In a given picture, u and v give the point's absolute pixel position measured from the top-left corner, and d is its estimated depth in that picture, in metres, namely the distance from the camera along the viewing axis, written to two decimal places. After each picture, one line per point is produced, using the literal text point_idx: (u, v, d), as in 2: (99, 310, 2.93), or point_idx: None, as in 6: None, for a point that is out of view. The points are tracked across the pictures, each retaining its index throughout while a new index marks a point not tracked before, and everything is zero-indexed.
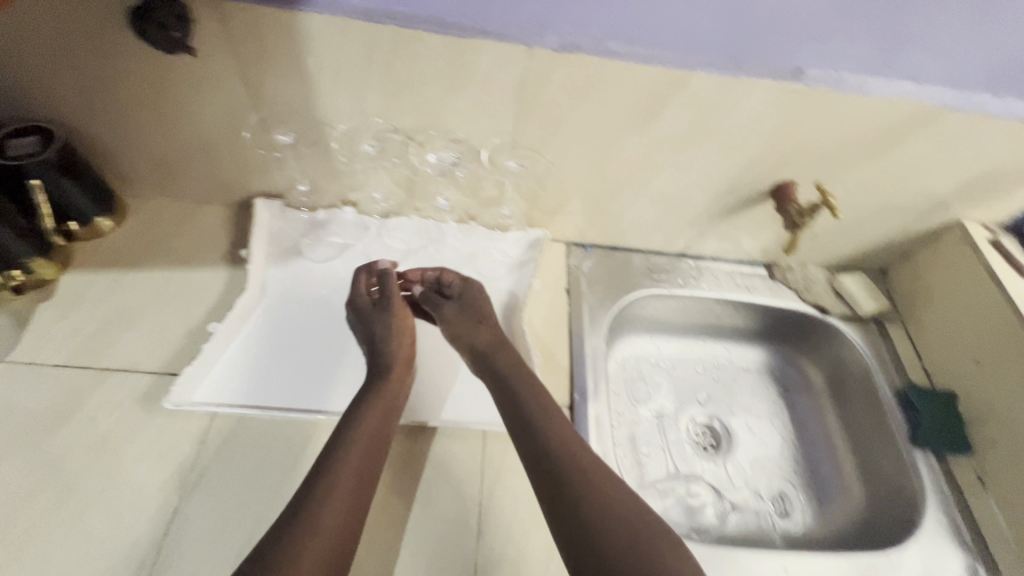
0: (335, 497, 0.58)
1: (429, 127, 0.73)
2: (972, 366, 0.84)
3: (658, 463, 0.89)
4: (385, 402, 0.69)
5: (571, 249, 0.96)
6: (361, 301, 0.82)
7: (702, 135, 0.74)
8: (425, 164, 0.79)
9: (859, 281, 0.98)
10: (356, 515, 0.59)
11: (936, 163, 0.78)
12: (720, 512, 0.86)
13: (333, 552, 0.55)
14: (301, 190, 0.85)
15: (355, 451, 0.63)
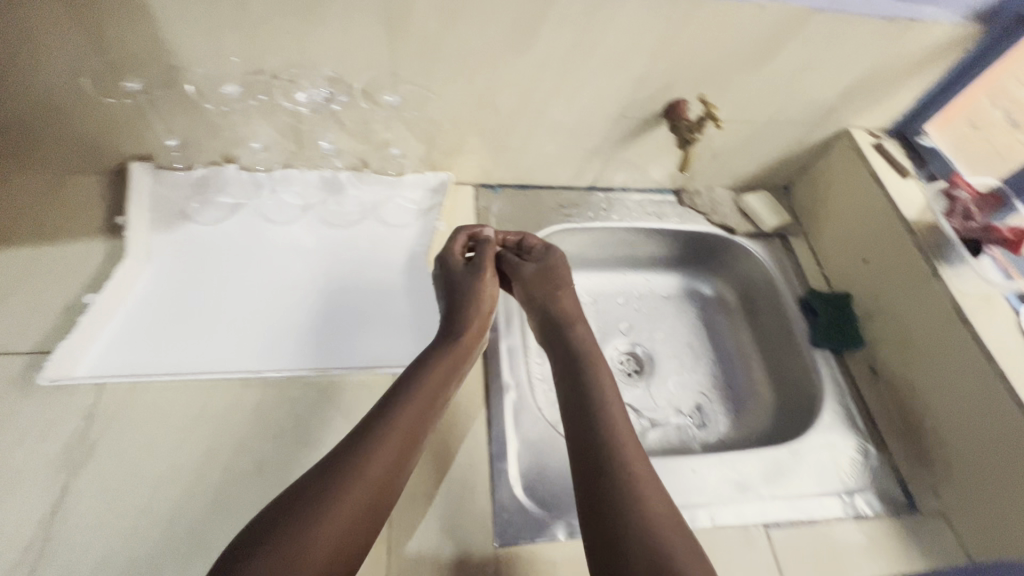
0: (371, 468, 0.55)
1: (299, 65, 0.69)
2: (861, 265, 0.89)
3: None
4: (444, 377, 0.67)
5: (479, 191, 0.95)
6: (453, 261, 0.80)
7: (584, 55, 0.73)
8: (297, 103, 0.75)
9: (762, 198, 1.02)
10: (385, 496, 0.55)
11: (815, 70, 0.80)
12: (641, 429, 0.89)
13: (348, 535, 0.51)
14: (171, 147, 0.79)
15: (405, 423, 0.60)
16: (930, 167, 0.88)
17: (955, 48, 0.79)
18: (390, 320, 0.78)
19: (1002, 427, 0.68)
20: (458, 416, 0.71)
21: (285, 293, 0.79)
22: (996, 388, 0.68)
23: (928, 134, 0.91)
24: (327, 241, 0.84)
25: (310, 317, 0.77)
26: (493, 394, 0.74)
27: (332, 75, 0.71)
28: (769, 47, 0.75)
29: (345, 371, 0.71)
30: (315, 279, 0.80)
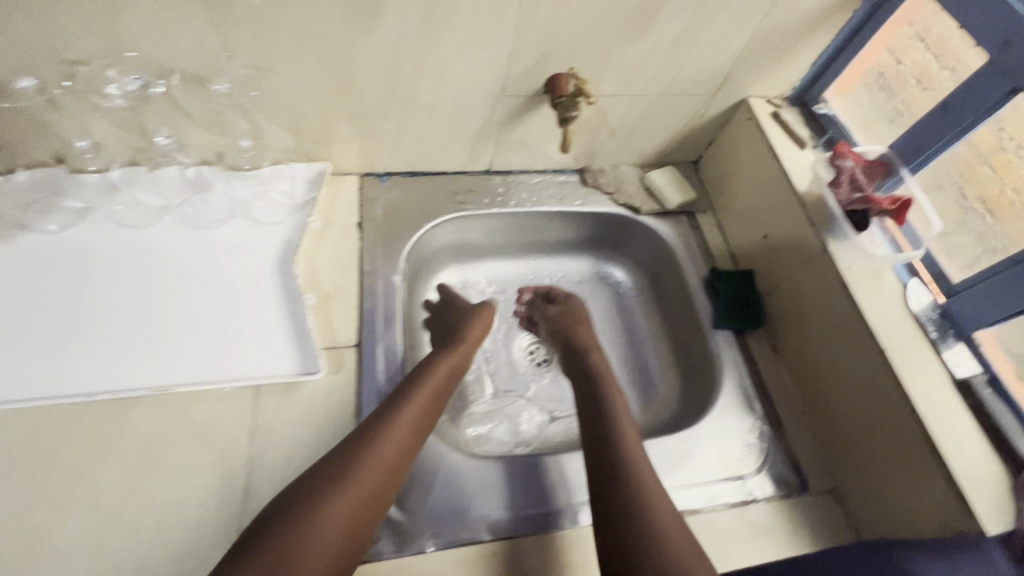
0: (377, 455, 0.59)
1: (118, 53, 0.62)
2: (761, 241, 0.86)
3: (484, 385, 0.89)
4: (447, 375, 0.72)
5: (365, 181, 0.89)
6: (457, 298, 0.85)
7: (443, 29, 0.67)
8: (110, 98, 0.66)
9: (668, 174, 0.97)
10: (388, 480, 0.59)
11: (701, 37, 0.75)
12: (542, 421, 0.87)
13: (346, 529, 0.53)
14: None
15: (413, 412, 0.64)
16: (829, 133, 0.85)
17: (843, 7, 0.75)
18: (250, 325, 0.73)
19: (881, 400, 0.67)
20: (326, 426, 0.67)
21: (134, 301, 0.71)
22: (874, 361, 0.67)
23: (829, 101, 0.86)
24: (183, 244, 0.77)
25: (161, 327, 0.70)
26: (364, 401, 0.69)
27: (135, 56, 0.63)
28: (645, 14, 0.70)
29: (199, 386, 0.66)
30: (168, 284, 0.74)
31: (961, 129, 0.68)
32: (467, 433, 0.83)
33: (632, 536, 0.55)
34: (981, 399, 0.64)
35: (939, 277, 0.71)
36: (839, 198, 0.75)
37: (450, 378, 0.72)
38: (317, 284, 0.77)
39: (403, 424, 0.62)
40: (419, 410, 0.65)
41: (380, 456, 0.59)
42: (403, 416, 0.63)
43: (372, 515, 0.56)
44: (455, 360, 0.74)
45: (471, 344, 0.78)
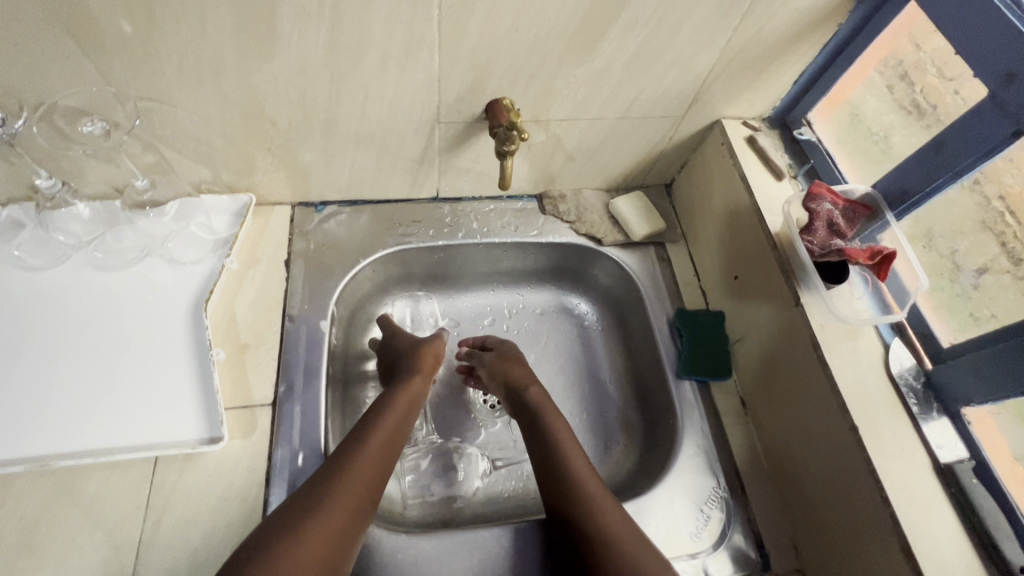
0: (338, 502, 0.54)
1: None
2: (732, 281, 0.78)
3: (427, 431, 0.81)
4: (404, 414, 0.67)
5: (297, 211, 0.81)
6: (401, 335, 0.78)
7: (354, 54, 0.59)
8: None
9: (635, 200, 0.88)
10: (356, 524, 0.54)
11: (661, 57, 0.66)
12: (487, 473, 0.79)
13: (338, 528, 0.53)
14: None
15: (372, 461, 0.59)
16: (812, 161, 0.77)
17: (824, 21, 0.65)
18: (154, 386, 0.65)
19: (852, 483, 0.59)
20: (228, 501, 0.61)
21: (24, 358, 0.64)
22: (847, 439, 0.59)
23: (813, 123, 0.78)
24: (84, 289, 0.69)
25: (53, 389, 0.64)
26: (273, 470, 0.63)
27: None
28: (589, 32, 0.61)
29: (91, 459, 0.60)
30: (63, 337, 0.66)
31: (954, 173, 0.59)
32: (401, 483, 0.75)
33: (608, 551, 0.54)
34: (964, 488, 0.56)
35: (927, 337, 0.64)
36: (812, 244, 0.66)
37: (408, 416, 0.67)
38: (234, 333, 0.71)
39: (360, 474, 0.57)
40: (376, 458, 0.60)
41: (339, 515, 0.53)
42: (359, 467, 0.58)
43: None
44: (410, 396, 0.69)
45: (421, 383, 0.71)
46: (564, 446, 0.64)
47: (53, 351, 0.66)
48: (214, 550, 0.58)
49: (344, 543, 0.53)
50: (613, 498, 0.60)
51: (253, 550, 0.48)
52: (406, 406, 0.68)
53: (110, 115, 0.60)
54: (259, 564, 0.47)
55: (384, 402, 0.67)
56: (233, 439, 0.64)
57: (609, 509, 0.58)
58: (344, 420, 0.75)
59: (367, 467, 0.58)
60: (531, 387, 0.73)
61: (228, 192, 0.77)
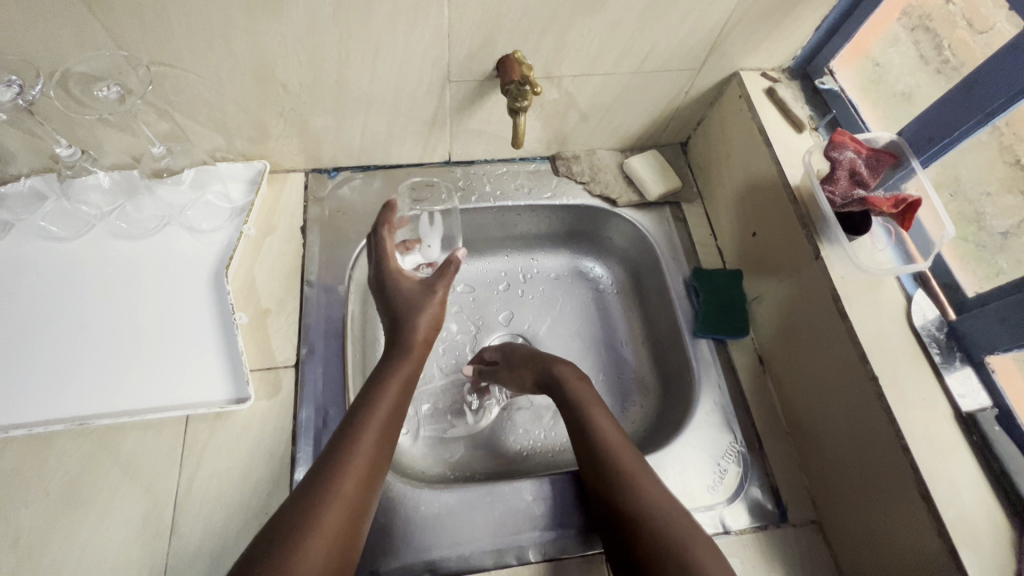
0: (363, 457, 0.55)
1: None
2: (751, 239, 0.77)
3: (446, 381, 0.84)
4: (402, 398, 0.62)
5: (311, 178, 0.81)
6: (399, 280, 0.69)
7: (363, 10, 0.58)
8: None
9: (649, 159, 0.87)
10: (377, 478, 0.56)
11: (677, 4, 0.64)
12: (501, 418, 0.82)
13: (365, 485, 0.54)
14: None
15: (386, 410, 0.59)
16: (834, 112, 0.75)
17: None
18: (181, 350, 0.67)
19: (872, 436, 0.58)
20: (258, 457, 0.63)
21: (56, 325, 0.67)
22: (867, 391, 0.58)
23: (835, 72, 0.76)
24: (109, 258, 0.71)
25: (86, 353, 0.66)
26: (299, 428, 0.65)
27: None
28: None
29: (127, 419, 0.63)
30: (90, 305, 0.68)
31: (986, 114, 0.57)
32: (418, 412, 0.80)
33: (641, 524, 0.55)
34: (986, 436, 0.56)
35: (950, 287, 0.63)
36: (834, 196, 0.64)
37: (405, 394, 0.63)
38: (255, 298, 0.72)
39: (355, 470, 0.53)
40: (374, 447, 0.56)
41: (363, 463, 0.54)
42: (352, 465, 0.54)
43: (362, 526, 0.53)
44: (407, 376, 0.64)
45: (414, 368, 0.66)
46: (587, 411, 0.65)
47: (86, 317, 0.68)
48: (247, 502, 0.60)
49: (368, 496, 0.54)
50: (645, 464, 0.60)
51: (272, 536, 0.48)
52: (405, 382, 0.63)
53: (125, 81, 0.59)
54: (296, 519, 0.49)
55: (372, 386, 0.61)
56: (259, 400, 0.66)
57: (641, 476, 0.59)
58: (364, 365, 0.77)
59: (365, 453, 0.55)
60: (556, 365, 0.71)
61: (242, 159, 0.77)
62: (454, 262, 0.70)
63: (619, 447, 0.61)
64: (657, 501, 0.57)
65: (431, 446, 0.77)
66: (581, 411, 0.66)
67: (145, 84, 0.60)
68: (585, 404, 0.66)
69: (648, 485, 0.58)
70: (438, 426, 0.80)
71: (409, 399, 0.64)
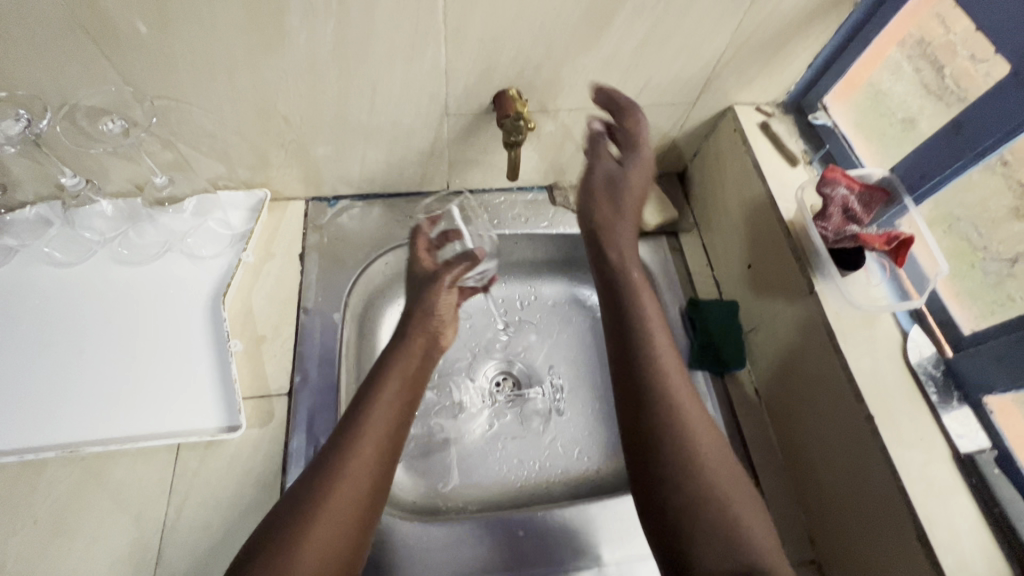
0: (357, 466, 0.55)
1: None
2: (746, 271, 0.76)
3: (436, 395, 0.84)
4: (399, 416, 0.61)
5: (311, 206, 0.82)
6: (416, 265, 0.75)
7: (361, 47, 0.59)
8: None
9: (646, 190, 0.87)
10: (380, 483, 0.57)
11: (670, 43, 0.65)
12: (488, 432, 0.82)
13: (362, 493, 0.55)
14: None
15: (388, 409, 0.61)
16: (827, 147, 0.76)
17: (840, 3, 0.64)
18: (176, 376, 0.68)
19: (869, 481, 0.57)
20: (247, 487, 0.62)
21: (53, 350, 0.67)
22: (862, 431, 0.58)
23: (829, 108, 0.76)
24: (109, 283, 0.72)
25: (82, 378, 0.66)
26: (289, 457, 0.64)
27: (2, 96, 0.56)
28: (597, 19, 0.60)
29: (118, 447, 0.63)
30: (89, 329, 0.69)
31: (977, 153, 0.58)
32: None
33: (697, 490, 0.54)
34: (986, 479, 0.55)
35: (947, 325, 0.62)
36: (826, 231, 0.65)
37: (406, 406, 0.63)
38: (250, 325, 0.73)
39: (343, 500, 0.53)
40: (365, 472, 0.56)
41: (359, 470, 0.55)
42: (340, 495, 0.53)
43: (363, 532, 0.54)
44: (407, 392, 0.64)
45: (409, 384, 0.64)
46: (654, 351, 0.62)
47: (84, 342, 0.68)
48: (234, 533, 0.60)
49: (367, 500, 0.55)
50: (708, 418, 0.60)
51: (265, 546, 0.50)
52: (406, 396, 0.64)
53: (130, 114, 0.62)
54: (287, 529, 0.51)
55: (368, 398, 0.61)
56: (251, 428, 0.66)
57: (700, 428, 0.58)
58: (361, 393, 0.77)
59: (360, 461, 0.56)
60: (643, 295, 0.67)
61: (244, 188, 0.78)
62: (474, 257, 0.77)
63: (681, 403, 0.59)
64: (710, 457, 0.56)
65: (423, 475, 0.77)
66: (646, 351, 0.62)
67: (149, 117, 0.63)
68: (656, 350, 0.62)
69: (709, 448, 0.57)
70: (429, 454, 0.78)
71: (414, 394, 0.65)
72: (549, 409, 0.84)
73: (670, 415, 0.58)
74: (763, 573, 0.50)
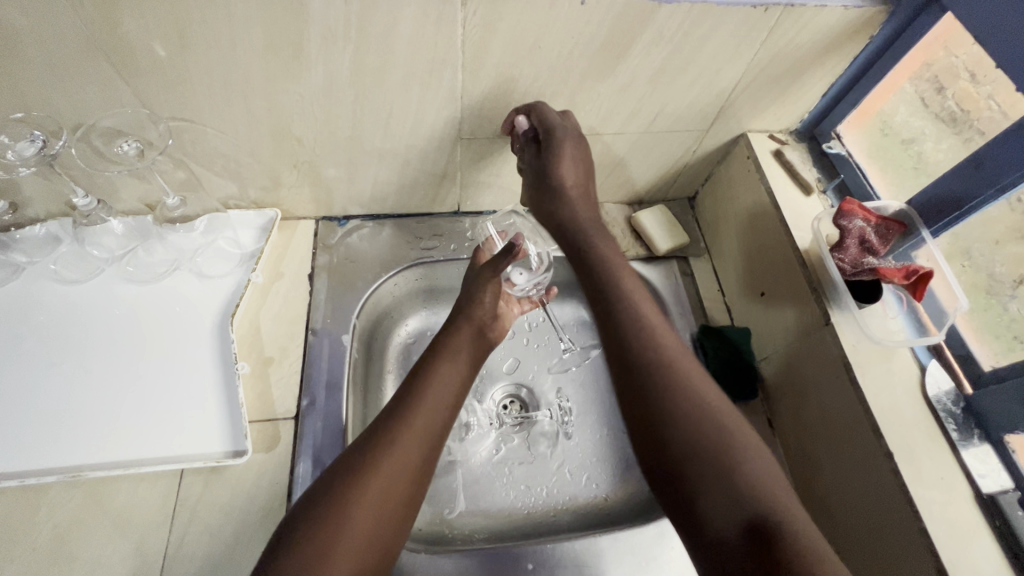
0: (405, 445, 0.56)
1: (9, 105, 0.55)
2: (759, 298, 0.76)
3: None
4: (450, 398, 0.63)
5: (321, 225, 0.82)
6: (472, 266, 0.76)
7: (379, 73, 0.59)
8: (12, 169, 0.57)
9: (657, 214, 0.87)
10: (426, 462, 0.58)
11: (686, 72, 0.65)
12: (495, 456, 0.80)
13: (409, 469, 0.56)
14: None
15: (441, 389, 0.63)
16: (842, 176, 0.76)
17: (856, 35, 0.64)
18: (182, 399, 0.67)
19: (887, 520, 0.56)
20: (251, 514, 0.61)
21: (59, 369, 0.67)
22: (882, 467, 0.56)
23: (842, 136, 0.76)
24: (117, 302, 0.71)
25: (87, 398, 0.66)
26: (295, 482, 0.63)
27: (19, 117, 0.56)
28: (615, 48, 0.60)
29: (121, 471, 0.62)
30: (96, 348, 0.68)
31: (997, 190, 0.57)
32: None
33: (691, 451, 0.50)
34: (1009, 521, 0.54)
35: (965, 360, 0.62)
36: (844, 262, 0.64)
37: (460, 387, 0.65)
38: (258, 346, 0.72)
39: (391, 472, 0.54)
40: (413, 449, 0.57)
41: (407, 446, 0.56)
42: (390, 466, 0.55)
43: (407, 508, 0.55)
44: (459, 374, 0.65)
45: (465, 362, 0.67)
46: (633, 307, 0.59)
47: (90, 361, 0.68)
48: (237, 562, 0.58)
49: (413, 477, 0.56)
50: (699, 366, 0.56)
51: (306, 514, 0.51)
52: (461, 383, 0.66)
53: (144, 135, 0.61)
54: (329, 497, 0.52)
55: (421, 379, 0.63)
56: (256, 452, 0.65)
57: (695, 382, 0.54)
58: (368, 416, 0.76)
59: (411, 437, 0.57)
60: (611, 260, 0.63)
61: (254, 207, 0.78)
62: (515, 250, 0.72)
63: (667, 360, 0.55)
64: (708, 408, 0.52)
65: (428, 501, 0.75)
66: (627, 303, 0.59)
67: (164, 138, 0.61)
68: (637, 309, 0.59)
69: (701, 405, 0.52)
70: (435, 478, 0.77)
71: (466, 376, 0.67)
72: (556, 433, 0.83)
73: (657, 373, 0.54)
74: (776, 527, 0.45)
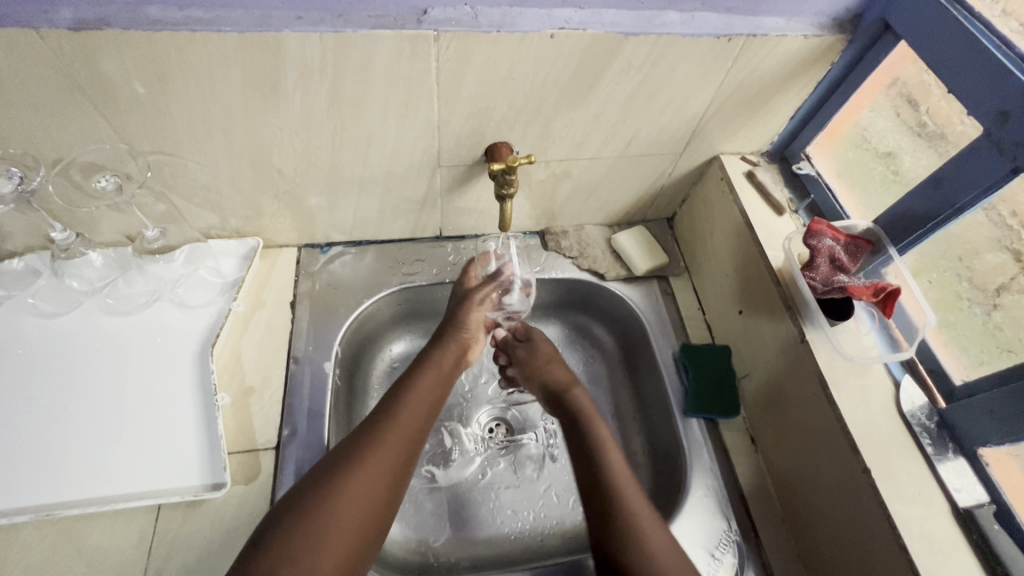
0: (395, 441, 0.60)
1: None
2: (738, 317, 0.77)
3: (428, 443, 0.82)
4: (435, 398, 0.67)
5: (304, 252, 0.82)
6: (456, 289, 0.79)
7: (357, 106, 0.61)
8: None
9: (637, 235, 0.88)
10: (411, 462, 0.61)
11: (657, 99, 0.67)
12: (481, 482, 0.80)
13: (396, 464, 0.59)
14: None
15: (426, 393, 0.67)
16: (813, 196, 0.78)
17: (817, 62, 0.66)
18: (161, 432, 0.66)
19: (868, 535, 0.56)
20: (230, 548, 0.60)
21: (35, 403, 0.66)
22: (860, 484, 0.57)
23: (812, 157, 0.79)
24: (95, 334, 0.71)
25: (64, 433, 0.65)
26: None
27: None
28: (585, 78, 0.62)
29: (96, 508, 0.61)
30: (74, 381, 0.68)
31: (955, 209, 0.59)
32: None
33: None
34: (985, 534, 0.54)
35: (937, 374, 0.63)
36: (814, 281, 0.66)
37: (442, 393, 0.69)
38: (239, 375, 0.71)
39: (380, 467, 0.57)
40: (401, 446, 0.60)
41: (394, 443, 0.60)
42: (380, 460, 0.58)
43: (389, 504, 0.57)
44: (438, 387, 0.69)
45: (446, 374, 0.71)
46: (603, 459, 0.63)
47: (67, 395, 0.67)
48: None
49: (399, 476, 0.59)
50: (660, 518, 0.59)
51: (291, 504, 0.53)
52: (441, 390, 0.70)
53: (123, 168, 0.62)
54: (316, 487, 0.54)
55: (410, 380, 0.67)
56: (236, 484, 0.64)
57: (655, 531, 0.57)
58: None
59: (401, 436, 0.61)
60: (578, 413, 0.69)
61: (236, 236, 0.78)
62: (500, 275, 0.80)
63: (631, 512, 0.58)
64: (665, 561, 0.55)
65: (413, 529, 0.74)
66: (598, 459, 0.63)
67: (143, 171, 0.63)
68: (609, 466, 0.62)
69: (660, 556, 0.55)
70: (419, 505, 0.76)
71: (446, 385, 0.70)
72: (542, 455, 0.82)
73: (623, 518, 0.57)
74: None
